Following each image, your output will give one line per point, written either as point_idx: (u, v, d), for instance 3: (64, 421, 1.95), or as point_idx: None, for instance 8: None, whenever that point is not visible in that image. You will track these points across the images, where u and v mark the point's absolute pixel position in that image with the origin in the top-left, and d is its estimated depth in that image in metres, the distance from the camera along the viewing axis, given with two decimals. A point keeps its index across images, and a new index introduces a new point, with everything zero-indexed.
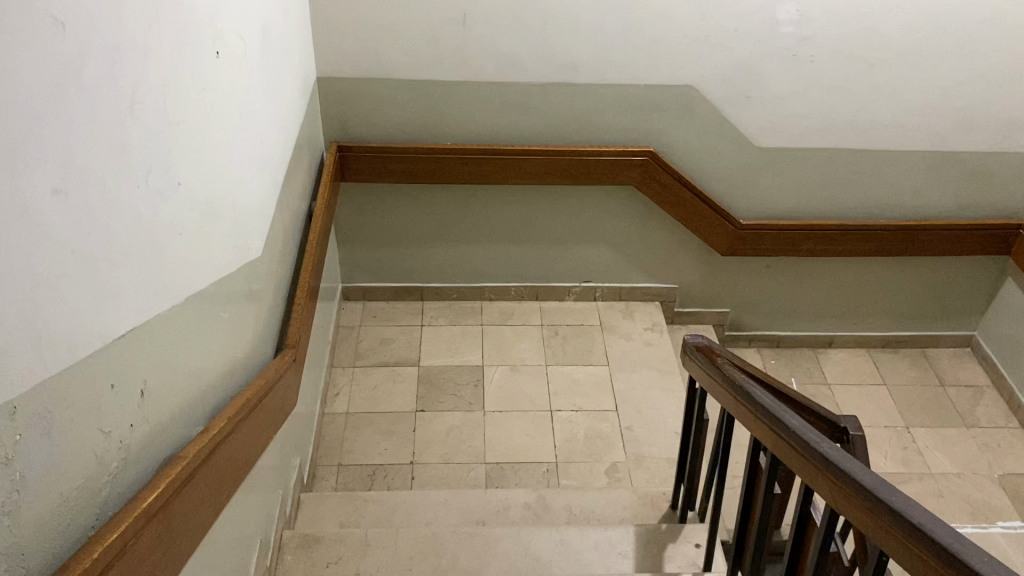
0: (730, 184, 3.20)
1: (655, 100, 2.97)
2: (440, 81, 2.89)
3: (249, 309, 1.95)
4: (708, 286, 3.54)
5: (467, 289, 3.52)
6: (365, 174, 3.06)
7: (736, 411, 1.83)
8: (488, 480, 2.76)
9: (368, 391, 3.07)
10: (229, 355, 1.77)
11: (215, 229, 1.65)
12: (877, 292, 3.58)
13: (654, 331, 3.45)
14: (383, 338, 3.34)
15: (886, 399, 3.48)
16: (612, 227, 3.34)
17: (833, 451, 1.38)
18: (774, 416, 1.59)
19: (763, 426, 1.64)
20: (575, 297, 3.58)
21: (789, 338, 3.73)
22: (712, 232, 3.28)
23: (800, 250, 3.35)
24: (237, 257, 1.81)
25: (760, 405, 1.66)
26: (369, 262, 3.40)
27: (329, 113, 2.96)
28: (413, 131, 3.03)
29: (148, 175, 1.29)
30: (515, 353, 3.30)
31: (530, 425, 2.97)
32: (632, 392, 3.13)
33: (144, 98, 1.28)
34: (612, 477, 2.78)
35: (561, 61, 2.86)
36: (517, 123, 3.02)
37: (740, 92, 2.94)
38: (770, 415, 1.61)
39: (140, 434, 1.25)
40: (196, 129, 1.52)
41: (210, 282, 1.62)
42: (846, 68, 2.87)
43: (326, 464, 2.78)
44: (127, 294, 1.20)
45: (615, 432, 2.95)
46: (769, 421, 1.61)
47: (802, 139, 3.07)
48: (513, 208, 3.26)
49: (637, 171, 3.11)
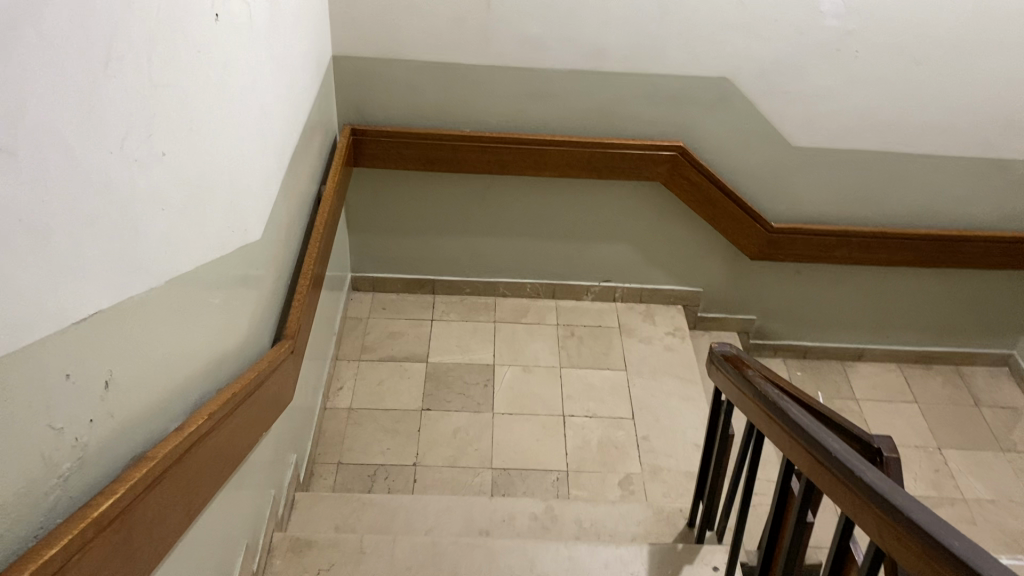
0: (763, 183, 3.03)
1: (687, 92, 2.81)
2: (460, 65, 2.75)
3: (245, 295, 1.82)
4: (733, 290, 3.38)
5: (480, 283, 3.38)
6: (378, 159, 2.92)
7: (768, 429, 1.68)
8: (494, 486, 2.60)
9: (373, 387, 2.94)
10: (218, 344, 1.63)
11: (208, 208, 1.52)
12: (912, 304, 3.40)
13: (675, 336, 3.29)
14: (391, 331, 3.20)
15: (918, 418, 3.30)
16: (634, 225, 3.19)
17: (882, 482, 1.22)
18: (812, 437, 1.44)
19: (798, 450, 1.49)
20: (593, 297, 3.43)
21: (817, 349, 3.55)
22: (741, 235, 3.11)
23: (834, 257, 3.16)
24: (232, 238, 1.68)
25: (795, 425, 1.51)
26: (379, 252, 3.27)
27: (344, 93, 2.82)
28: (431, 116, 2.88)
29: (124, 141, 1.16)
30: (528, 353, 3.15)
31: (540, 429, 2.82)
32: (650, 400, 2.97)
33: (121, 53, 1.15)
34: (626, 490, 2.61)
35: (589, 47, 2.70)
36: (541, 111, 2.87)
37: (777, 86, 2.78)
38: (807, 437, 1.46)
39: (101, 429, 1.11)
40: (188, 96, 1.39)
41: (199, 264, 1.49)
42: (892, 65, 2.70)
43: (324, 461, 2.64)
44: (94, 271, 1.07)
45: (630, 441, 2.79)
46: (805, 443, 1.45)
47: (841, 139, 2.90)
48: (531, 201, 3.11)
49: (665, 168, 2.94)
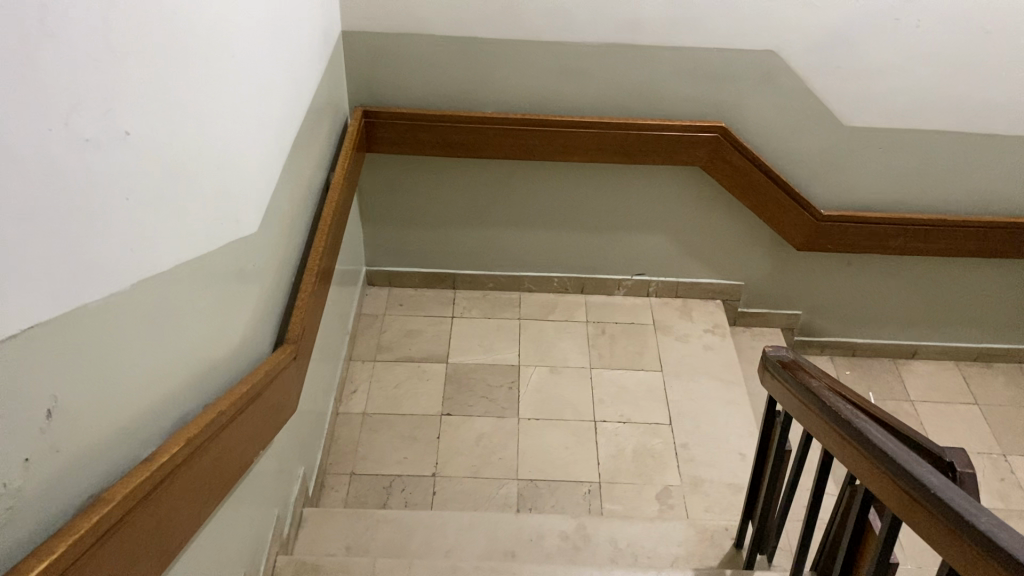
0: (812, 166, 2.78)
1: (730, 67, 2.56)
2: (482, 41, 2.52)
3: (240, 296, 1.61)
4: (777, 284, 3.14)
5: (504, 278, 3.17)
6: (393, 144, 2.71)
7: (838, 450, 1.44)
8: (520, 500, 2.39)
9: (388, 390, 2.73)
10: (205, 352, 1.43)
11: (189, 200, 1.32)
12: (973, 299, 3.13)
13: (714, 334, 3.05)
14: (408, 329, 3.00)
15: (979, 421, 3.03)
16: (670, 214, 2.95)
17: (1001, 528, 0.99)
18: (901, 467, 1.20)
19: (881, 478, 1.26)
20: (625, 291, 3.20)
21: (867, 347, 3.30)
22: (787, 223, 2.86)
23: (888, 248, 2.91)
24: (221, 231, 1.48)
25: (877, 448, 1.29)
26: (396, 244, 3.07)
27: (356, 73, 2.60)
28: (449, 97, 2.66)
29: (71, 118, 0.95)
30: (556, 352, 2.93)
31: (569, 436, 2.60)
32: (689, 404, 2.74)
33: (65, 9, 0.94)
34: (665, 504, 2.39)
35: (623, 19, 2.47)
36: (569, 90, 2.64)
37: (830, 61, 2.52)
38: (894, 465, 1.22)
39: (38, 467, 0.92)
40: (159, 67, 1.19)
41: (178, 264, 1.29)
42: (960, 35, 2.43)
43: (337, 472, 2.45)
44: (28, 275, 0.87)
45: (668, 450, 2.56)
46: (888, 470, 1.23)
47: (899, 118, 2.63)
48: (558, 188, 2.89)
49: (705, 151, 2.70)
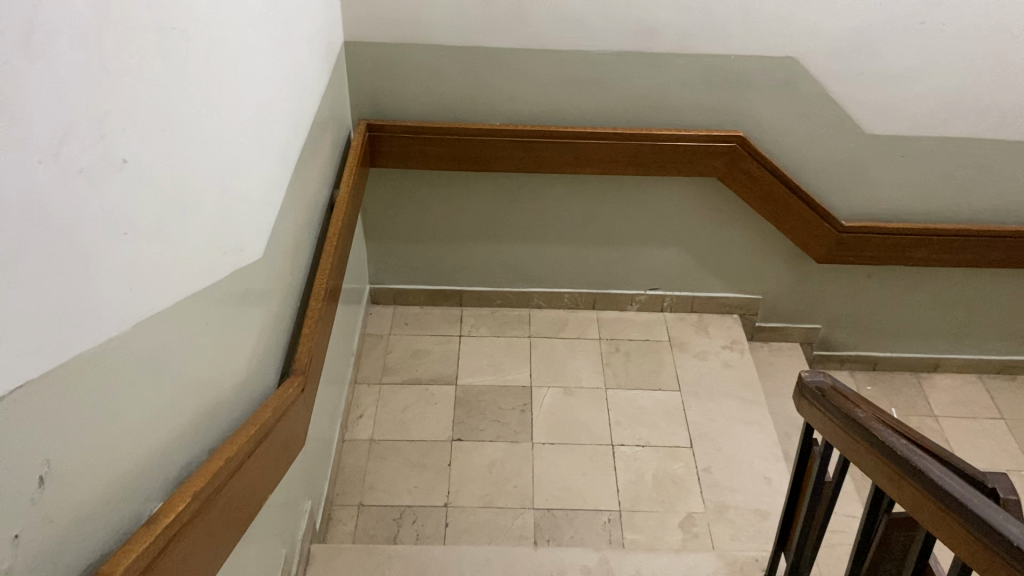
0: (832, 176, 2.69)
1: (748, 74, 2.46)
2: (490, 50, 2.42)
3: (245, 328, 1.51)
4: (794, 297, 3.04)
5: (512, 294, 3.07)
6: (397, 158, 2.61)
7: (897, 491, 1.26)
8: (537, 530, 2.29)
9: (396, 415, 2.63)
10: (210, 392, 1.32)
11: (191, 229, 1.21)
12: (997, 310, 3.03)
13: (732, 350, 2.96)
14: (415, 350, 2.89)
15: (1007, 437, 2.94)
16: (684, 226, 2.86)
17: None
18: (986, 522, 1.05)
19: (968, 542, 1.08)
20: (638, 306, 3.10)
21: (887, 360, 3.21)
22: (806, 235, 2.77)
23: (911, 259, 2.82)
24: (225, 260, 1.37)
25: (958, 501, 1.10)
26: (401, 261, 2.97)
27: (358, 85, 2.50)
28: (456, 109, 2.56)
29: (60, 146, 0.85)
30: (569, 372, 2.83)
31: (586, 461, 2.50)
32: (709, 425, 2.64)
33: (52, 24, 0.84)
34: (688, 533, 2.29)
35: (637, 26, 2.37)
36: (580, 100, 2.54)
37: (852, 67, 2.43)
38: (975, 517, 1.07)
39: (28, 545, 0.81)
40: (157, 86, 1.08)
41: (180, 299, 1.19)
42: (986, 39, 2.34)
43: (344, 503, 2.34)
44: (14, 326, 0.77)
45: (690, 474, 2.46)
46: (982, 538, 1.05)
47: (923, 125, 2.54)
48: (569, 201, 2.79)
49: (722, 161, 2.61)
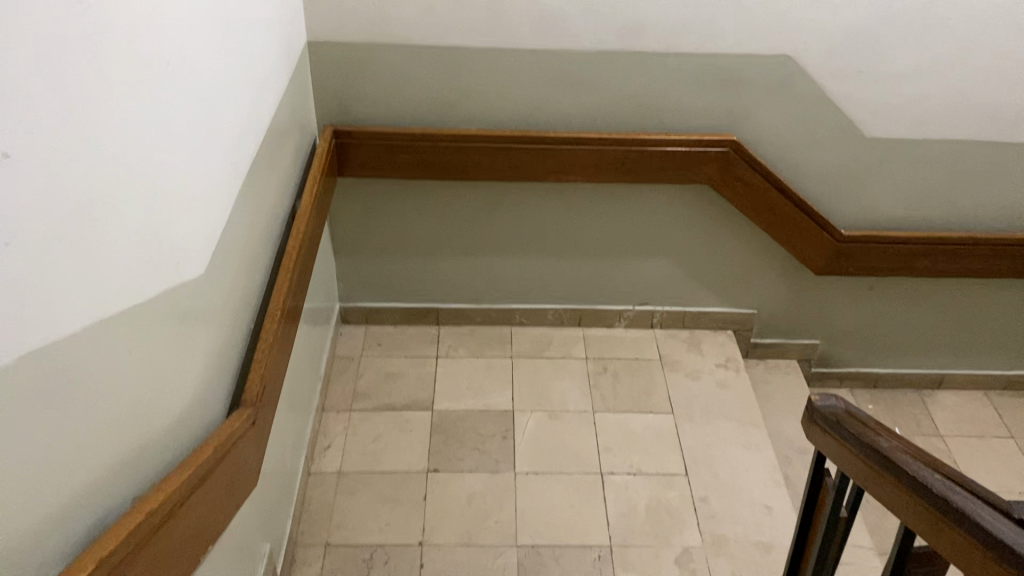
0: (829, 183, 2.53)
1: (741, 75, 2.31)
2: (465, 50, 2.26)
3: (182, 355, 1.32)
4: (790, 311, 2.88)
5: (493, 311, 2.89)
6: (367, 167, 2.43)
7: (931, 534, 1.05)
8: (521, 570, 2.10)
9: (367, 444, 2.43)
10: (134, 432, 1.13)
11: (108, 241, 1.03)
12: (1003, 323, 2.89)
13: (726, 369, 2.79)
14: (388, 372, 2.70)
15: (1017, 456, 2.79)
16: (674, 237, 2.70)
17: None
18: None
19: None
20: (626, 323, 2.94)
21: (888, 377, 3.06)
22: (804, 245, 2.61)
23: (913, 270, 2.67)
24: (155, 276, 1.19)
25: (1015, 555, 0.89)
26: (372, 277, 2.78)
27: (324, 88, 2.33)
28: (429, 114, 2.39)
29: None
30: (554, 394, 2.65)
31: (573, 492, 2.32)
32: (704, 450, 2.47)
33: None
34: (686, 569, 2.11)
35: (622, 23, 2.21)
36: (563, 103, 2.38)
37: (850, 66, 2.28)
38: None
39: None
40: (57, 69, 0.90)
41: (94, 324, 1.00)
42: (993, 35, 2.20)
43: (308, 543, 2.14)
44: None
45: (686, 504, 2.29)
46: None
47: (926, 128, 2.40)
48: (551, 211, 2.62)
49: (714, 167, 2.45)
